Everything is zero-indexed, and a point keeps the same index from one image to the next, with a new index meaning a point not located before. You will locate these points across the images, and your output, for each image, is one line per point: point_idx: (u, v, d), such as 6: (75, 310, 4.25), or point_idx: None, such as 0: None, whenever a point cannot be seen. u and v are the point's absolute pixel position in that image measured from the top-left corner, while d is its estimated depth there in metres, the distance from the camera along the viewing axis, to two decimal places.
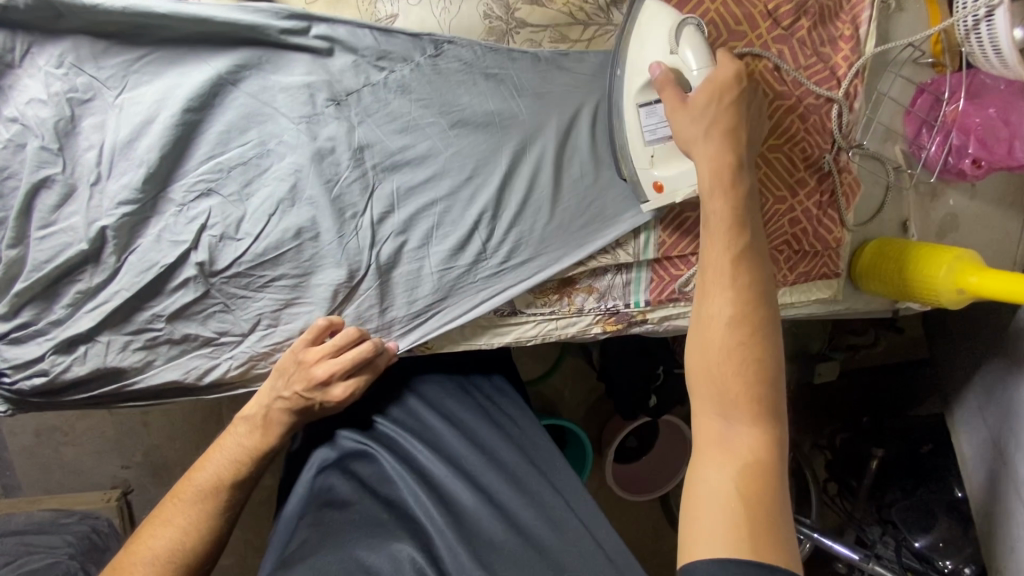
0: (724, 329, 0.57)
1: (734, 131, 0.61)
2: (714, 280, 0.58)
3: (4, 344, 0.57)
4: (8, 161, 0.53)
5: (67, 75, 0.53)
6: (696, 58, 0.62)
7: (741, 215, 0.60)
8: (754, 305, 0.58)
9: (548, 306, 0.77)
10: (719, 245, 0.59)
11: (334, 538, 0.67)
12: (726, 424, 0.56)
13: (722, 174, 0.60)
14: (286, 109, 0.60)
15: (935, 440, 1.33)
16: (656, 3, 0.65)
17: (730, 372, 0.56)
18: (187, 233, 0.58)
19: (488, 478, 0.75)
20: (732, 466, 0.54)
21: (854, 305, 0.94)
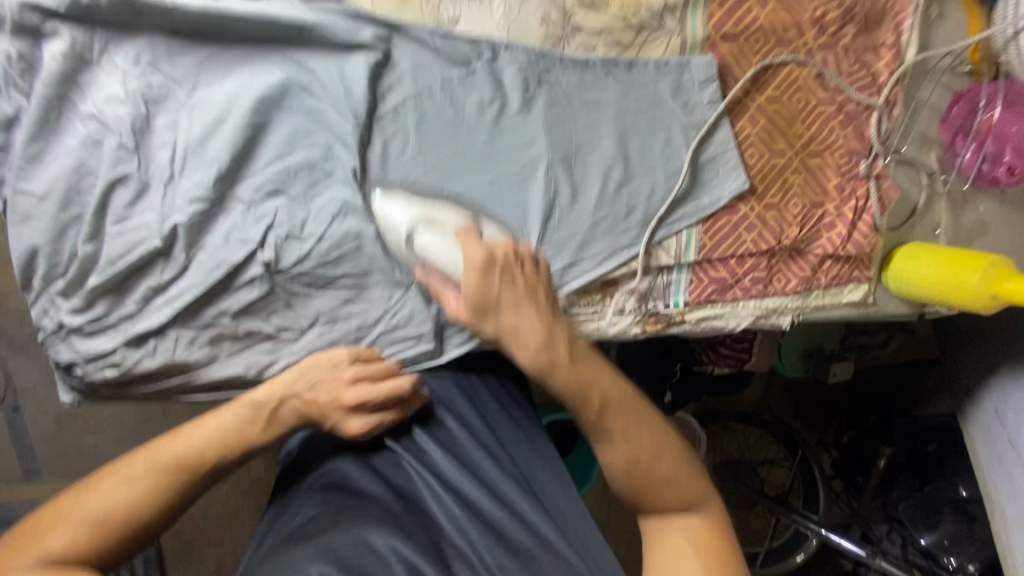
0: (653, 455, 0.59)
1: (532, 281, 0.58)
2: (610, 397, 0.58)
3: (75, 337, 0.58)
4: (86, 158, 0.54)
5: (142, 74, 0.54)
6: (444, 220, 0.61)
7: (590, 376, 0.57)
8: (654, 451, 0.59)
9: (590, 307, 0.79)
10: (615, 424, 0.58)
11: (342, 519, 0.64)
12: (663, 521, 0.61)
13: (536, 291, 0.58)
14: (349, 111, 0.61)
15: (939, 438, 1.37)
16: (389, 202, 0.62)
17: (662, 475, 0.59)
18: (253, 232, 0.59)
19: (505, 484, 0.72)
20: (687, 548, 0.58)
21: (883, 308, 0.96)
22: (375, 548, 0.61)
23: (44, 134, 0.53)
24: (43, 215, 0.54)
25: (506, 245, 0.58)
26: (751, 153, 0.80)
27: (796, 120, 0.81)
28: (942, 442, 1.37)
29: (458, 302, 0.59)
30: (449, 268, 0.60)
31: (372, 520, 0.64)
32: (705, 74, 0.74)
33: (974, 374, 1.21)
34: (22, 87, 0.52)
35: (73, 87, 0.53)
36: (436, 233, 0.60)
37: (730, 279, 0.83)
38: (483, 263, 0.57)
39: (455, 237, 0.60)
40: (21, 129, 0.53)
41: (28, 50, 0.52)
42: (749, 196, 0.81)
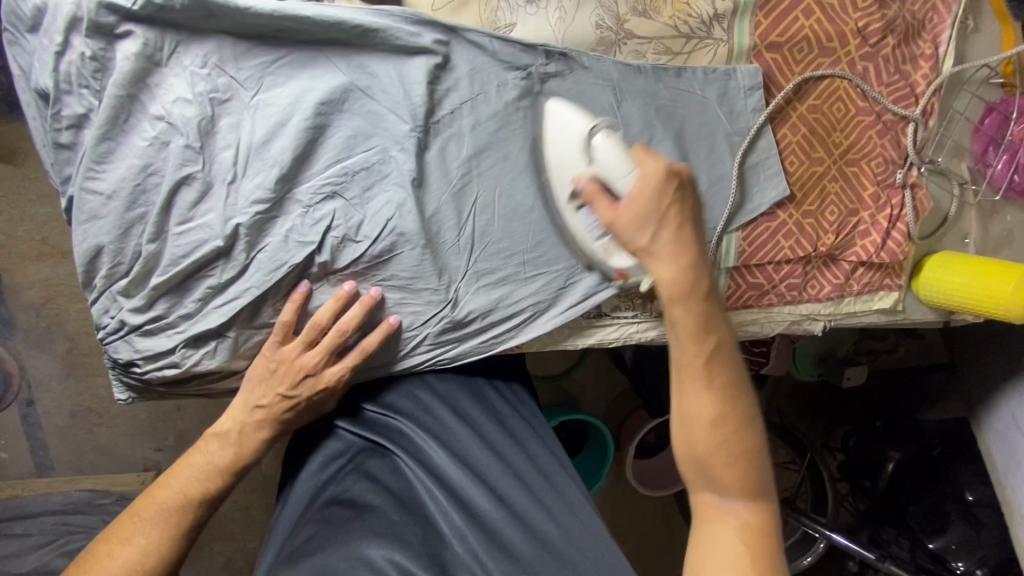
0: (726, 426, 0.57)
1: (672, 218, 0.56)
2: (713, 372, 0.57)
3: (135, 335, 0.59)
4: (153, 158, 0.55)
5: (210, 75, 0.55)
6: (608, 158, 0.59)
7: (705, 326, 0.56)
8: (735, 429, 0.57)
9: (631, 310, 0.78)
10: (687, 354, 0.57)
11: (339, 537, 0.66)
12: (719, 506, 0.59)
13: (682, 236, 0.56)
14: (406, 115, 0.61)
15: (943, 443, 1.38)
16: (561, 106, 0.64)
17: (724, 461, 0.57)
18: (310, 234, 0.60)
19: (503, 482, 0.74)
20: (730, 538, 0.57)
21: (912, 314, 0.97)
22: (370, 560, 0.64)
23: (111, 135, 0.54)
24: (109, 214, 0.55)
25: (684, 167, 0.56)
26: (790, 160, 0.81)
27: (836, 128, 0.81)
28: (946, 448, 1.38)
29: (620, 207, 0.57)
30: (604, 179, 0.59)
31: (368, 535, 0.66)
32: (750, 82, 0.75)
33: (988, 381, 1.22)
34: (93, 87, 0.53)
35: (142, 88, 0.54)
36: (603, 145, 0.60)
37: (767, 284, 0.84)
38: (661, 181, 0.55)
39: (617, 149, 0.60)
40: (90, 129, 0.54)
41: (101, 50, 0.52)
42: (787, 203, 0.82)
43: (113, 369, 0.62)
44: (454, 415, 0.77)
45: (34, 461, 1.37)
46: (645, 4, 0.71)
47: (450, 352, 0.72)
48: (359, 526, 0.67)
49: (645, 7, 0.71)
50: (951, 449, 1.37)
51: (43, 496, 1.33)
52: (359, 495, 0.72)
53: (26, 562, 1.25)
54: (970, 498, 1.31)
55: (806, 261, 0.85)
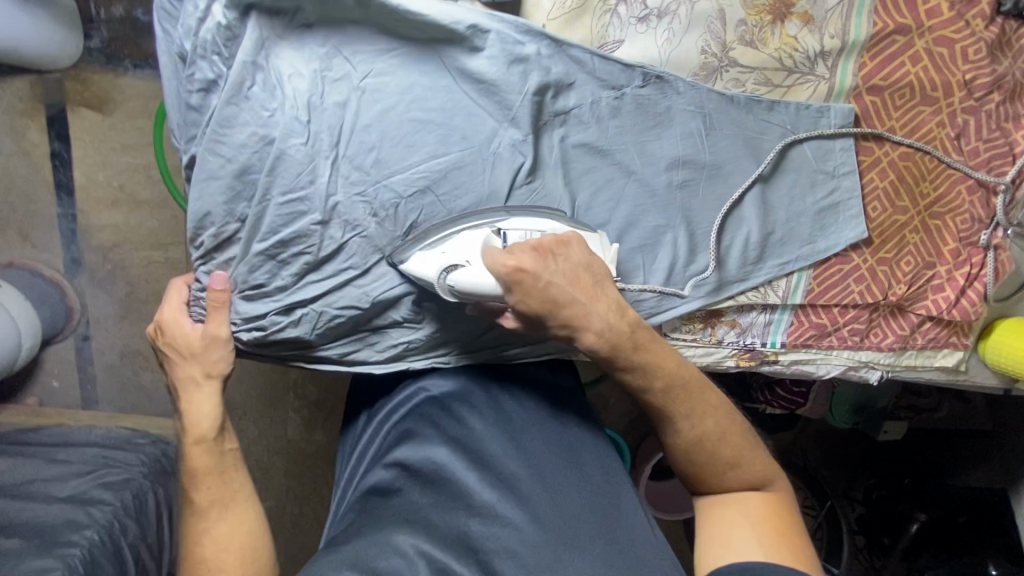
0: (709, 417, 0.66)
1: (575, 267, 0.58)
2: (687, 380, 0.64)
3: (237, 299, 0.63)
4: (268, 127, 0.57)
5: (326, 55, 0.58)
6: (469, 249, 0.59)
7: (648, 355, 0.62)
8: (713, 412, 0.65)
9: (690, 333, 0.80)
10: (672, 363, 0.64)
11: (404, 506, 0.66)
12: (722, 496, 0.68)
13: (579, 280, 0.58)
14: (494, 113, 0.63)
15: (970, 513, 1.35)
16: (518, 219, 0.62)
17: (724, 444, 0.67)
18: (400, 222, 0.63)
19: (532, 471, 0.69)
20: (745, 523, 0.66)
21: (974, 377, 0.94)
22: (399, 547, 0.60)
23: (228, 107, 0.56)
24: (224, 175, 0.57)
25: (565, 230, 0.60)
26: (874, 206, 0.79)
27: (925, 179, 0.80)
28: (971, 517, 1.35)
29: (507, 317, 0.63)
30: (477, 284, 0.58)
31: (417, 528, 0.63)
32: (842, 122, 0.74)
33: None
34: (224, 54, 0.55)
35: (265, 59, 0.56)
36: (501, 241, 0.60)
37: (830, 326, 0.83)
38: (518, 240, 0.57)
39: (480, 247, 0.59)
40: (218, 94, 0.57)
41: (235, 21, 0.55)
42: (863, 248, 0.81)
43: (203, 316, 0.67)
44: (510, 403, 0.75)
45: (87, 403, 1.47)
46: (753, 34, 0.72)
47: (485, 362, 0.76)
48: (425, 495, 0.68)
49: (752, 37, 0.72)
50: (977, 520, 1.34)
51: (87, 428, 1.47)
52: (401, 479, 0.69)
53: (65, 487, 1.28)
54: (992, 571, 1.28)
55: (873, 308, 0.84)
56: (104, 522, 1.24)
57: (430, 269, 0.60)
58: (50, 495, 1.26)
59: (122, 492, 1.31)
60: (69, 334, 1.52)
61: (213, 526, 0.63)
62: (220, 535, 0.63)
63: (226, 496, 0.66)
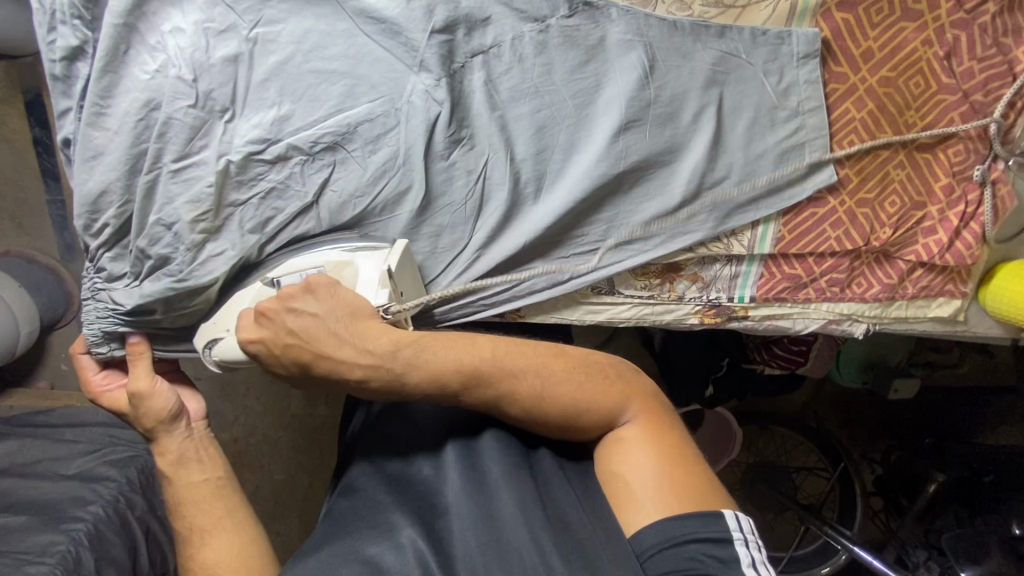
0: (561, 377, 0.63)
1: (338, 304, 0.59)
2: (524, 354, 0.63)
3: (143, 280, 0.61)
4: (155, 92, 0.54)
5: (209, 5, 0.53)
6: (247, 312, 0.60)
7: (508, 361, 0.62)
8: (569, 369, 0.64)
9: (646, 289, 0.75)
10: (503, 344, 0.62)
11: (361, 511, 0.69)
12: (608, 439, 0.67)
13: (339, 308, 0.58)
14: (402, 58, 0.57)
15: (998, 472, 1.26)
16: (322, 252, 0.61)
17: (573, 390, 0.63)
18: (308, 186, 0.59)
19: (500, 469, 0.68)
20: (642, 462, 0.64)
21: (973, 327, 0.87)
22: (364, 557, 0.63)
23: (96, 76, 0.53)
24: (115, 148, 0.55)
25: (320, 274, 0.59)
26: (851, 140, 0.71)
27: (910, 107, 0.71)
28: (1001, 478, 1.25)
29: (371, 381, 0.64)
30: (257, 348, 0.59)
31: (368, 534, 0.66)
32: (807, 48, 0.66)
33: None
34: (86, 17, 0.52)
35: (138, 17, 0.52)
36: (274, 286, 0.60)
37: (805, 277, 0.76)
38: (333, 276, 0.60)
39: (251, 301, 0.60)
40: (86, 62, 0.54)
41: None
42: (840, 187, 0.73)
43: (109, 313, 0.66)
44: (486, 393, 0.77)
45: None
46: None
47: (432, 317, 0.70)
48: (389, 494, 0.70)
49: None
50: (1005, 480, 1.24)
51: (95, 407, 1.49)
52: (361, 483, 0.74)
53: (71, 465, 1.33)
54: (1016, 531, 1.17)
55: (854, 255, 0.76)
56: (109, 498, 1.28)
57: (228, 344, 0.61)
58: (57, 473, 1.31)
59: (127, 469, 1.34)
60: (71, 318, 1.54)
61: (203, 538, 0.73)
62: (207, 560, 0.72)
63: (211, 522, 0.74)
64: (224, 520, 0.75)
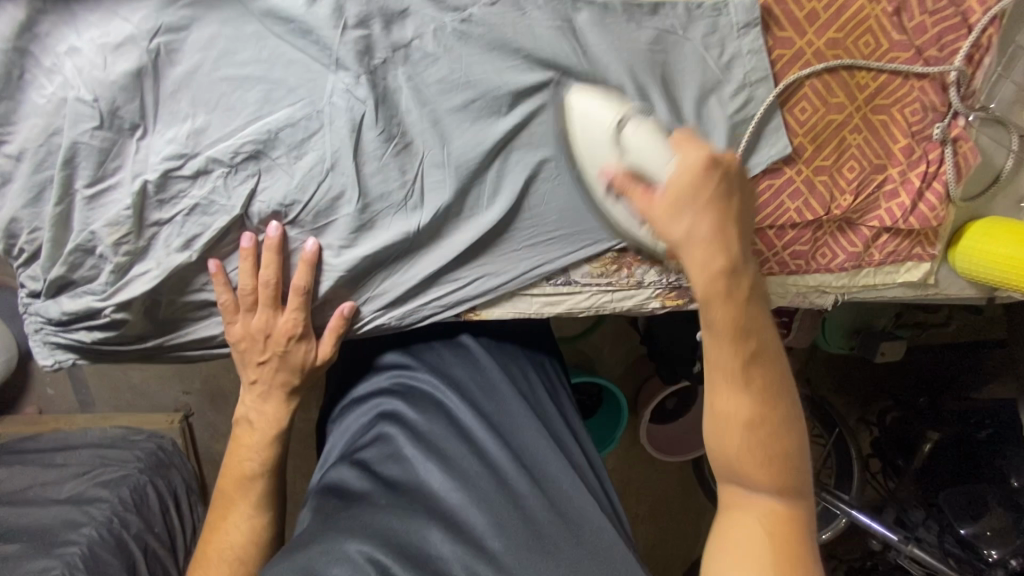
0: (744, 432, 0.53)
1: (717, 209, 0.51)
2: (751, 373, 0.52)
3: (64, 296, 0.60)
4: (54, 117, 0.51)
5: (102, 19, 0.50)
6: (600, 141, 0.57)
7: (751, 322, 0.52)
8: (771, 420, 0.53)
9: (604, 277, 0.72)
10: (755, 368, 0.52)
11: (350, 515, 0.69)
12: (744, 497, 0.55)
13: (707, 210, 0.51)
14: (318, 57, 0.55)
15: (995, 424, 1.25)
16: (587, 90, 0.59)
17: (759, 459, 0.53)
18: (232, 198, 0.57)
19: (484, 474, 0.74)
20: (759, 537, 0.53)
21: (946, 290, 0.85)
22: (348, 554, 0.63)
23: None
24: (19, 176, 0.53)
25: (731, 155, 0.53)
26: (801, 108, 0.69)
27: (863, 68, 0.68)
28: (998, 429, 1.24)
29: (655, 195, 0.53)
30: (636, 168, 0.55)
31: (358, 533, 0.65)
32: (746, 18, 0.63)
33: None
34: None
35: (30, 40, 0.50)
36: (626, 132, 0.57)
37: (767, 252, 0.75)
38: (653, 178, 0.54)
39: (609, 141, 0.57)
40: None
41: None
42: (795, 157, 0.71)
43: (41, 329, 0.62)
44: (462, 393, 0.82)
45: (76, 400, 1.60)
46: None
47: (391, 321, 0.69)
48: (376, 494, 0.72)
49: None
50: (1003, 433, 1.23)
51: (83, 429, 1.48)
52: (348, 483, 0.74)
53: (61, 490, 1.31)
54: (1015, 483, 1.18)
55: (815, 225, 0.74)
56: (101, 519, 1.26)
57: (600, 113, 0.58)
58: (47, 497, 1.30)
59: (118, 488, 1.33)
60: None
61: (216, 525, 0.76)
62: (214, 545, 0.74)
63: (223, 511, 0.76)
64: (252, 546, 0.75)
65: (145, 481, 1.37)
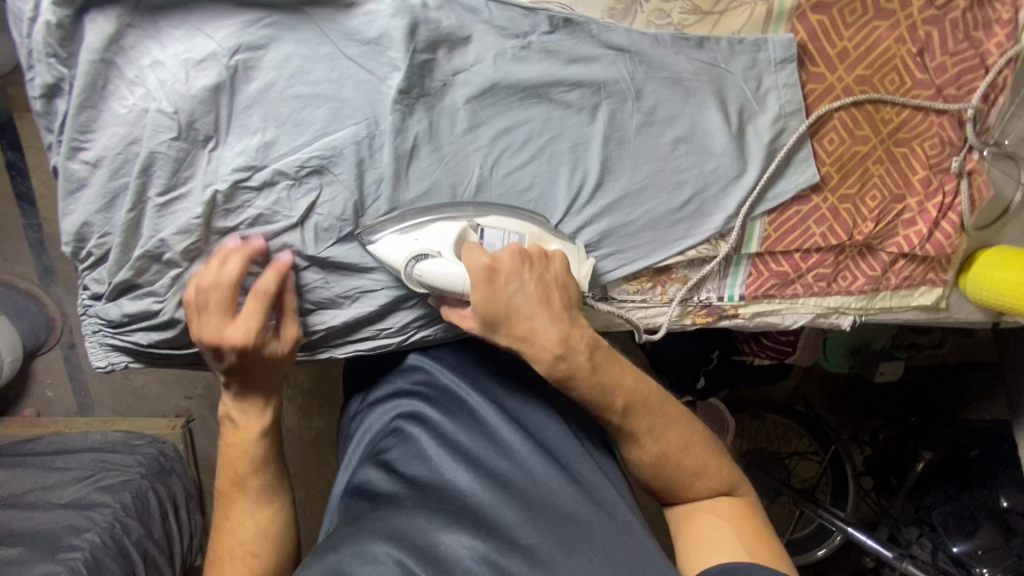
0: (686, 462, 0.69)
1: (551, 284, 0.62)
2: (669, 413, 0.69)
3: (125, 300, 0.61)
4: (134, 127, 0.53)
5: (185, 35, 0.52)
6: (443, 240, 0.61)
7: (614, 381, 0.64)
8: (685, 442, 0.70)
9: (640, 294, 0.76)
10: (676, 430, 0.69)
11: (377, 515, 0.68)
12: (694, 507, 0.72)
13: (544, 297, 0.61)
14: (385, 78, 0.57)
15: (983, 445, 1.28)
16: (390, 243, 0.61)
17: (691, 470, 0.70)
18: (293, 211, 0.59)
19: (508, 474, 0.74)
20: (724, 527, 0.69)
21: (956, 313, 0.89)
22: (376, 555, 0.62)
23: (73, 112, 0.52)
24: (94, 182, 0.55)
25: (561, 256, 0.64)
26: (830, 139, 0.73)
27: (888, 104, 0.72)
28: (986, 450, 1.28)
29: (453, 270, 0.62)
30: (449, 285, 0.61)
31: (389, 531, 0.65)
32: (784, 54, 0.67)
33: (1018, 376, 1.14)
34: (61, 56, 0.51)
35: (116, 52, 0.51)
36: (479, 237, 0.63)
37: (792, 274, 0.78)
38: (488, 274, 0.59)
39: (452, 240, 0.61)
40: (63, 98, 0.53)
41: (69, 18, 0.49)
42: (823, 185, 0.74)
43: (98, 331, 0.64)
44: (483, 394, 0.82)
45: (76, 402, 1.58)
46: None
47: (436, 332, 0.73)
48: (401, 495, 0.71)
49: None
50: (992, 453, 1.27)
51: (85, 432, 1.46)
52: (374, 483, 0.74)
53: (64, 494, 1.30)
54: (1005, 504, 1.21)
55: (838, 250, 0.78)
56: (104, 524, 1.25)
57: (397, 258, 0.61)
58: (50, 502, 1.28)
59: (121, 493, 1.31)
60: (55, 344, 1.51)
61: (229, 521, 0.71)
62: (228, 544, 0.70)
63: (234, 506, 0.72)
64: (263, 540, 0.71)
65: (149, 486, 1.35)
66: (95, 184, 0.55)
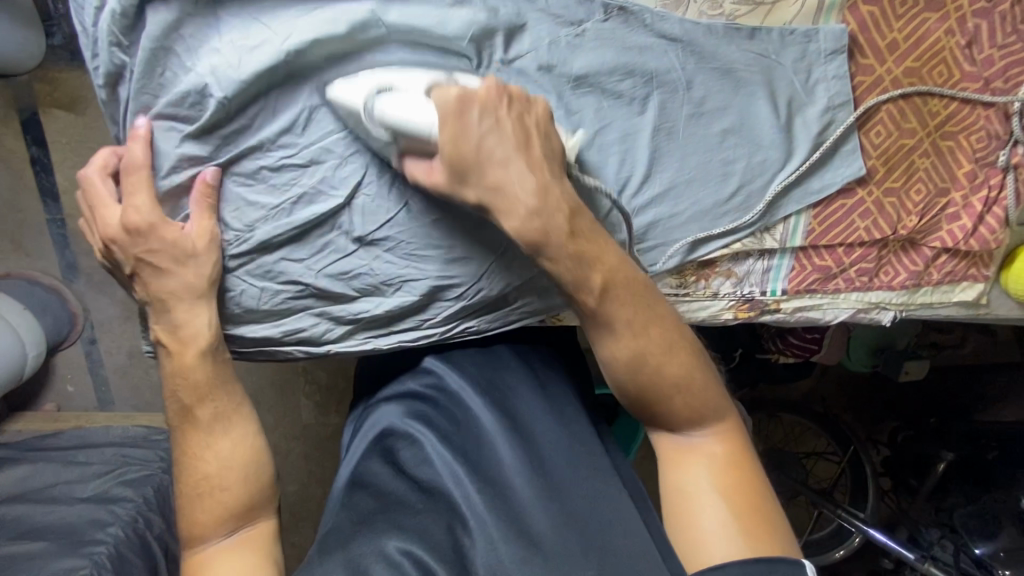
0: (676, 394, 0.60)
1: (523, 141, 0.53)
2: (657, 334, 0.59)
3: None
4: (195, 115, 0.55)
5: (245, 24, 0.53)
6: (414, 84, 0.54)
7: (592, 262, 0.56)
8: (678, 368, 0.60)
9: (682, 287, 0.76)
10: (670, 358, 0.59)
11: (382, 519, 0.61)
12: (683, 444, 0.63)
13: (512, 137, 0.52)
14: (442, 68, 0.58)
15: (1001, 446, 1.27)
16: (346, 84, 0.55)
17: (681, 402, 0.60)
18: (342, 188, 0.60)
19: (516, 480, 0.66)
20: (709, 482, 0.60)
21: (996, 310, 0.88)
22: (387, 552, 0.57)
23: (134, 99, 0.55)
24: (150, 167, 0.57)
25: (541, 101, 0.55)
26: (876, 132, 0.72)
27: (936, 96, 0.72)
28: (1005, 453, 1.27)
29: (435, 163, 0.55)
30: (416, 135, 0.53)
31: (400, 529, 0.59)
32: (835, 45, 0.67)
33: None
34: (123, 44, 0.52)
35: (175, 39, 0.52)
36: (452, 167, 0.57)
37: (835, 268, 0.77)
38: (458, 104, 0.51)
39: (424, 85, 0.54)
40: (125, 85, 0.55)
41: (134, 7, 0.51)
42: (868, 178, 0.74)
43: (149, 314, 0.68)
44: (500, 397, 0.75)
45: (95, 397, 1.58)
46: None
47: (478, 326, 0.71)
48: (406, 498, 0.64)
49: None
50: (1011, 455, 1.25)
51: (105, 428, 1.46)
52: (377, 480, 0.67)
53: (86, 488, 1.28)
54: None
55: (882, 243, 0.77)
56: (127, 518, 1.23)
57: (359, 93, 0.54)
58: (73, 496, 1.26)
59: (143, 488, 1.30)
60: (76, 338, 1.51)
61: (188, 457, 0.62)
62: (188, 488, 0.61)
63: (197, 443, 0.62)
64: (227, 471, 0.61)
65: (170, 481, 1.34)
66: (145, 170, 0.57)
